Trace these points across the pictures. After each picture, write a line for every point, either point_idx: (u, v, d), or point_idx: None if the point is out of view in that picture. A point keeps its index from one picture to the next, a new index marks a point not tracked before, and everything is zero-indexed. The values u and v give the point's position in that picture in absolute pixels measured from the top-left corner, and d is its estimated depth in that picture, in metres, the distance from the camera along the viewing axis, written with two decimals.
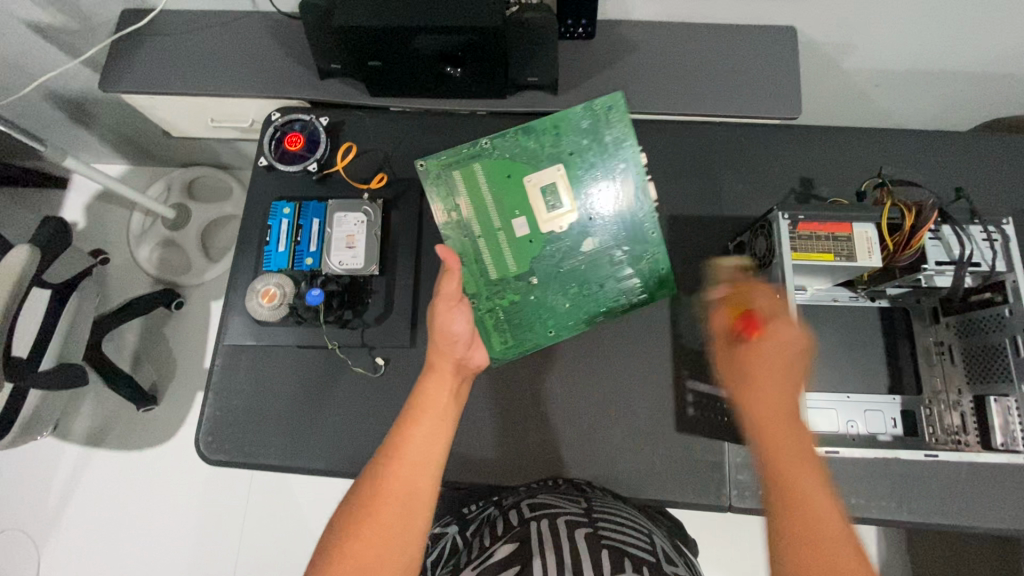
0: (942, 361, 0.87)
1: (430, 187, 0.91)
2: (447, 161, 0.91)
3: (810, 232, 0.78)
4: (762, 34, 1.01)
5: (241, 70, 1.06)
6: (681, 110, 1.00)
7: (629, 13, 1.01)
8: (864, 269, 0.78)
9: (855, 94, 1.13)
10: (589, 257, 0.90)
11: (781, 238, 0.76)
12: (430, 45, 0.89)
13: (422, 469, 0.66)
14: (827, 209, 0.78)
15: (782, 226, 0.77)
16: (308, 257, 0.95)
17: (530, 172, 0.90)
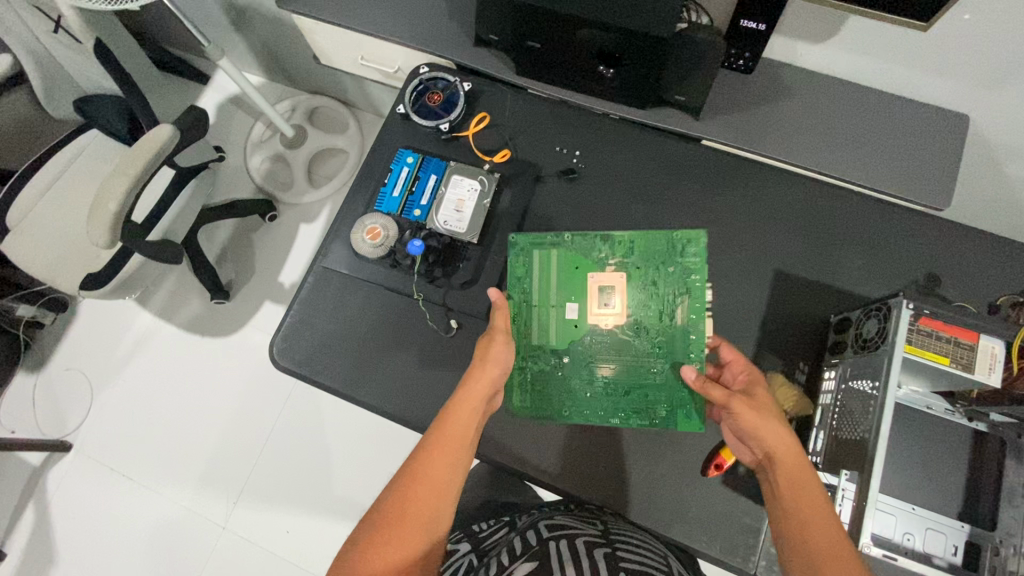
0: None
1: (512, 258, 0.95)
2: (533, 241, 0.95)
3: (930, 328, 0.73)
4: (927, 114, 0.98)
5: (406, 18, 1.11)
6: (819, 168, 0.97)
7: (796, 57, 1.01)
8: (975, 386, 0.73)
9: (1008, 203, 1.06)
10: (625, 361, 0.90)
11: (898, 326, 0.73)
12: (593, 40, 0.90)
13: (441, 495, 0.71)
14: (958, 311, 0.73)
15: (905, 315, 0.73)
16: (417, 209, 0.99)
17: (597, 272, 0.92)
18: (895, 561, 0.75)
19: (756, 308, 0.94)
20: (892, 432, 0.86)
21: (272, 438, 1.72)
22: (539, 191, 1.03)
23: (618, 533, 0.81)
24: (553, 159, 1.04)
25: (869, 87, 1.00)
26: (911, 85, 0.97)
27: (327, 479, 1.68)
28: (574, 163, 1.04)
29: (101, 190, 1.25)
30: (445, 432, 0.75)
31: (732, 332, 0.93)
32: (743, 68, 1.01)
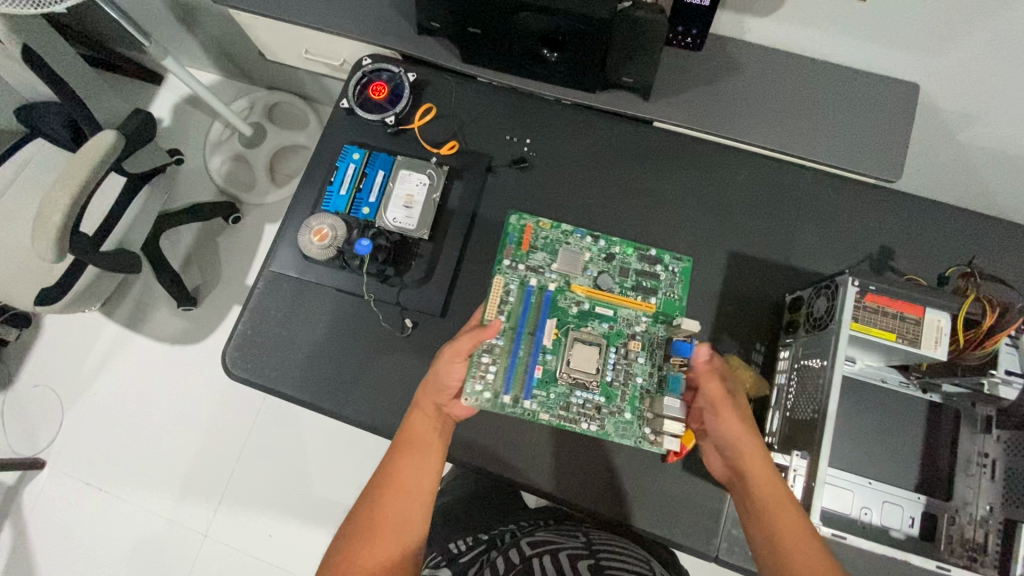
0: (981, 473, 0.80)
1: (478, 382, 0.86)
2: (487, 379, 0.86)
3: (875, 305, 0.73)
4: (877, 85, 0.97)
5: (345, 9, 1.07)
6: (769, 144, 0.96)
7: (744, 32, 0.99)
8: (922, 359, 0.72)
9: (961, 169, 1.06)
10: (608, 391, 0.86)
11: (844, 304, 0.71)
12: (533, 24, 0.87)
13: (414, 493, 0.74)
14: (902, 286, 0.72)
15: (850, 292, 0.72)
16: (366, 206, 0.97)
17: (536, 322, 0.88)
18: (843, 539, 0.74)
19: (712, 291, 0.93)
20: (850, 409, 0.86)
21: (249, 443, 1.71)
22: (490, 183, 1.01)
23: (601, 548, 0.81)
24: (503, 148, 1.02)
25: (818, 60, 0.99)
26: (860, 55, 0.95)
27: (307, 481, 1.67)
28: (525, 152, 1.02)
29: (46, 202, 1.21)
30: (409, 441, 0.79)
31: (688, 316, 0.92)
32: (690, 46, 0.99)
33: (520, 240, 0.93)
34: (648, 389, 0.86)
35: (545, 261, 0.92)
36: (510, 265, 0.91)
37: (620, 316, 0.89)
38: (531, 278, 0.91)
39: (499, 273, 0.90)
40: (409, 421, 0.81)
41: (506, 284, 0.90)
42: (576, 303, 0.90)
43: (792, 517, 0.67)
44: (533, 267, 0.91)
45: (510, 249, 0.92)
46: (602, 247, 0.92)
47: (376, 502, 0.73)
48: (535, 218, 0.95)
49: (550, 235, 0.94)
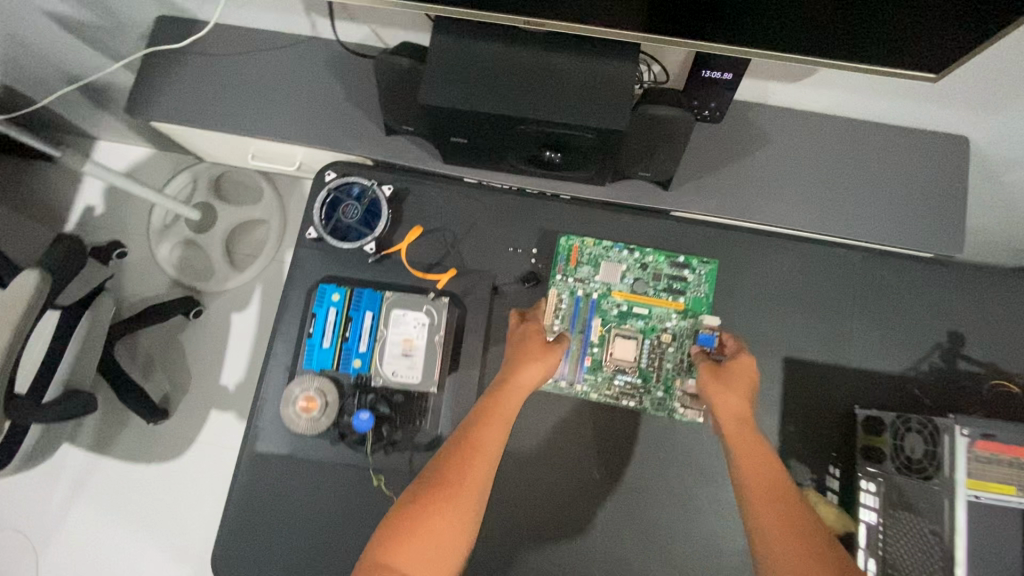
0: None
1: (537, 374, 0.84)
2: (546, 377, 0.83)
3: (990, 452, 0.62)
4: (921, 143, 0.86)
5: (297, 112, 0.90)
6: (810, 227, 0.84)
7: (767, 96, 0.85)
8: None
9: (1006, 211, 0.97)
10: (648, 376, 0.83)
11: (956, 459, 0.61)
12: (533, 134, 0.72)
13: (489, 460, 0.68)
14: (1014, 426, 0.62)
15: (960, 443, 0.61)
16: (356, 358, 0.81)
17: (585, 323, 0.84)
18: None
19: (770, 406, 0.82)
20: None
21: None
22: (499, 307, 0.86)
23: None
24: (507, 262, 0.87)
25: (853, 120, 0.87)
26: (904, 113, 0.83)
27: None
28: (534, 264, 0.87)
29: None
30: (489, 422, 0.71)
31: None
32: (709, 118, 0.85)
33: (571, 257, 0.85)
34: (681, 371, 0.82)
35: (593, 273, 0.85)
36: (562, 278, 0.85)
37: (655, 315, 0.83)
38: (581, 289, 0.85)
39: (553, 286, 0.85)
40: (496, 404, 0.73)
41: (559, 296, 0.85)
42: (621, 306, 0.84)
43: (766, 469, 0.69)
44: (585, 279, 0.85)
45: (559, 265, 0.85)
46: (639, 256, 0.84)
47: (451, 461, 0.67)
48: (581, 233, 0.87)
49: (600, 250, 0.85)
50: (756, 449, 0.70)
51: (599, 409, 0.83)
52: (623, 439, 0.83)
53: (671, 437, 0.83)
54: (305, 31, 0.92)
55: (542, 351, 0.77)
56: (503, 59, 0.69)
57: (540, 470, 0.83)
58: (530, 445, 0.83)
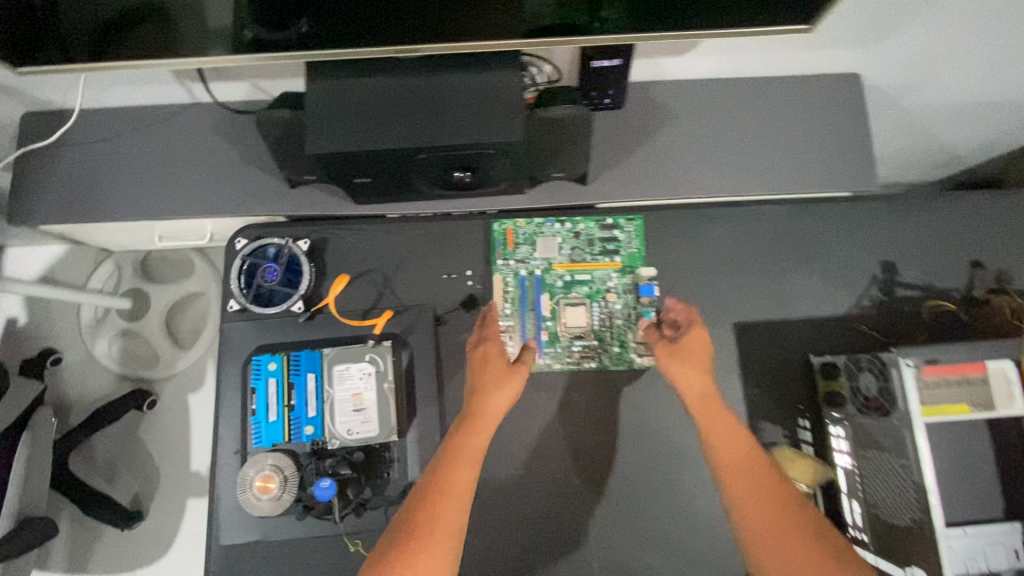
0: None
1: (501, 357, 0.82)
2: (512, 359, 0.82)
3: (938, 377, 0.63)
4: (816, 86, 0.87)
5: (194, 183, 0.86)
6: (732, 190, 0.85)
7: (663, 72, 0.86)
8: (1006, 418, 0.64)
9: (914, 129, 1.01)
10: (604, 334, 0.82)
11: (908, 391, 0.62)
12: (434, 159, 0.70)
13: (463, 504, 0.63)
14: (949, 346, 0.64)
15: (910, 375, 0.62)
16: (308, 424, 0.78)
17: (536, 300, 0.83)
18: None
19: (733, 373, 0.81)
20: None
21: None
22: (445, 338, 0.83)
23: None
24: (444, 289, 0.84)
25: (750, 77, 0.88)
26: (795, 62, 0.85)
27: None
28: (471, 287, 0.84)
29: None
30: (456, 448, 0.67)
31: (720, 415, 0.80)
32: (613, 107, 0.85)
33: (509, 241, 0.84)
34: (632, 323, 0.82)
35: (532, 251, 0.84)
36: (503, 262, 0.83)
37: (598, 278, 0.83)
38: (524, 269, 0.83)
39: (496, 273, 0.83)
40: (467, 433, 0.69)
41: (505, 281, 0.83)
42: (566, 277, 0.83)
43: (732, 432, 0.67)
44: (527, 260, 0.83)
45: (498, 251, 0.84)
46: (571, 225, 0.84)
47: (420, 508, 0.62)
48: (512, 216, 0.85)
49: (536, 228, 0.85)
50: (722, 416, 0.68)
51: (568, 418, 0.81)
52: (598, 439, 0.81)
53: (645, 428, 0.81)
54: (183, 99, 0.87)
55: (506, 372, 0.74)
56: (387, 89, 0.67)
57: (524, 494, 0.80)
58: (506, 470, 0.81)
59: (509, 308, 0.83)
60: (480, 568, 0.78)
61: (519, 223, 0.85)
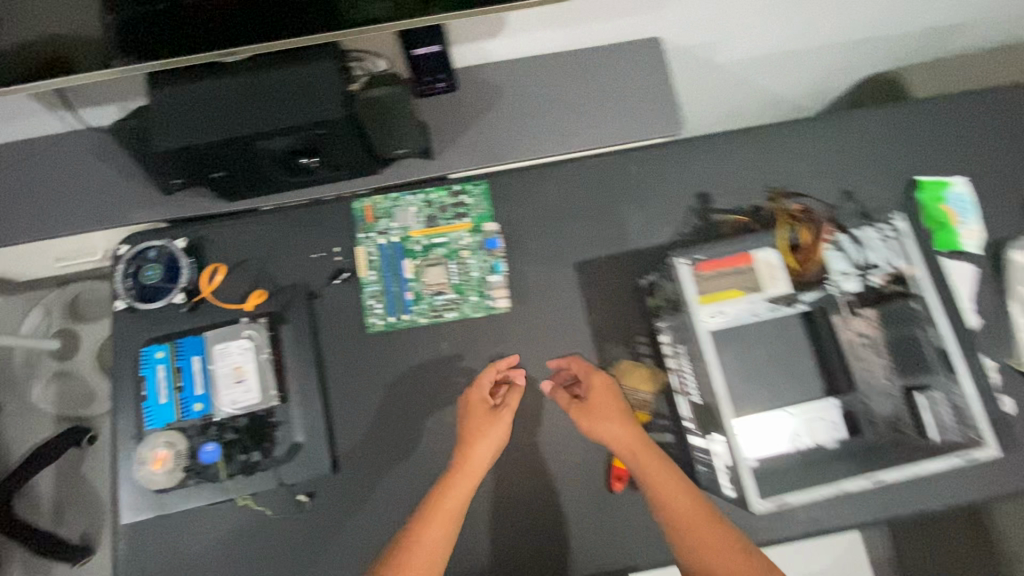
0: (867, 351, 0.85)
1: (373, 320, 0.91)
2: (384, 319, 0.91)
3: (712, 271, 0.81)
4: (626, 51, 1.00)
5: (74, 201, 0.93)
6: (561, 149, 0.96)
7: (488, 56, 0.97)
8: (773, 296, 0.82)
9: (737, 81, 1.16)
10: (463, 287, 0.92)
11: (684, 281, 0.79)
12: (276, 146, 0.80)
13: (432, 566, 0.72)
14: (724, 246, 0.82)
15: (685, 269, 0.80)
16: (197, 402, 0.85)
17: (399, 264, 0.92)
18: (786, 503, 0.79)
19: (578, 307, 0.92)
20: None
21: None
22: (320, 311, 0.91)
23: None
24: (314, 267, 0.93)
25: (568, 51, 1.00)
26: (601, 34, 0.97)
27: None
28: (340, 262, 0.92)
29: None
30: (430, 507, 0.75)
31: (570, 344, 0.91)
32: (450, 90, 0.96)
33: (368, 216, 0.93)
34: (486, 274, 0.92)
35: (390, 222, 0.93)
36: (365, 235, 0.93)
37: (453, 240, 0.93)
38: (384, 239, 0.92)
39: (359, 245, 0.92)
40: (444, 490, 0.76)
41: (369, 252, 0.92)
42: (424, 242, 0.93)
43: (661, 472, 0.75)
44: (387, 231, 0.93)
45: (360, 226, 0.93)
46: (424, 196, 0.94)
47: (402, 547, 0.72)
48: (371, 195, 0.95)
49: (392, 202, 0.94)
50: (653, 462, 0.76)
51: (436, 367, 0.90)
52: (465, 381, 0.90)
53: None
54: (60, 128, 0.95)
55: (479, 413, 0.82)
56: (220, 92, 0.76)
57: (402, 440, 0.88)
58: (384, 420, 0.89)
59: (375, 274, 0.92)
60: (370, 509, 0.86)
61: (375, 200, 0.94)
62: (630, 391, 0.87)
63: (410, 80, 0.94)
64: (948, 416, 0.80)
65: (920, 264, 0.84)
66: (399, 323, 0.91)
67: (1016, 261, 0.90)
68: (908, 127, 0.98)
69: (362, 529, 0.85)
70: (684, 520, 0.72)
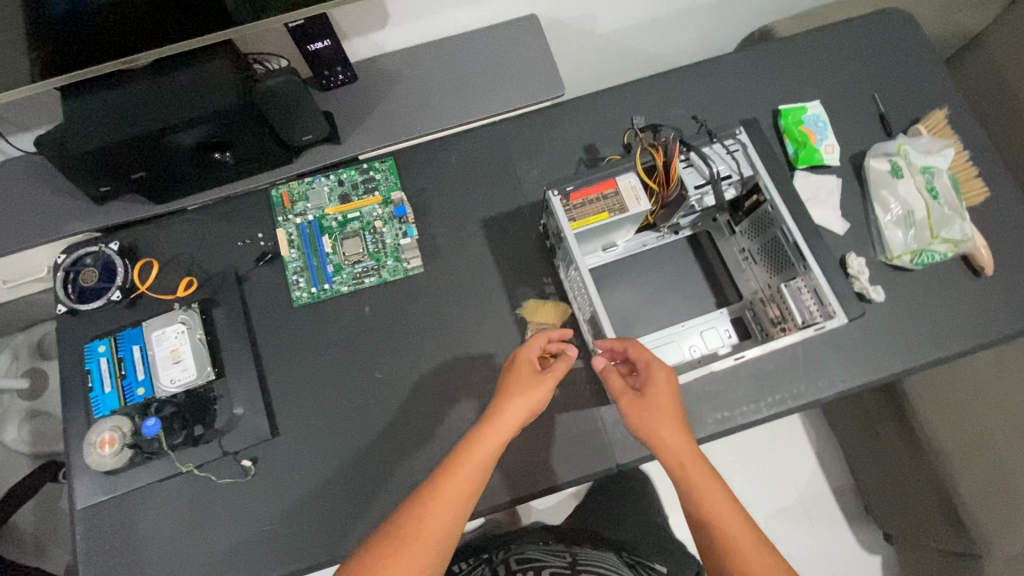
0: (749, 263, 0.99)
1: (298, 293, 0.98)
2: (309, 291, 0.98)
3: (582, 199, 0.93)
4: (508, 29, 1.10)
5: (14, 220, 1.01)
6: (456, 120, 1.05)
7: (381, 47, 1.07)
8: (640, 214, 0.92)
9: (624, 48, 1.28)
10: (378, 253, 0.99)
11: (556, 211, 0.91)
12: (185, 140, 0.88)
13: (441, 522, 0.71)
14: (591, 175, 0.92)
15: (556, 202, 0.91)
16: (139, 386, 0.91)
17: (317, 239, 1.00)
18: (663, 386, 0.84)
19: (487, 260, 1.01)
20: (630, 283, 1.03)
21: None
22: (249, 292, 0.99)
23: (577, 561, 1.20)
24: (242, 253, 1.01)
25: (455, 36, 1.10)
26: (482, 17, 1.08)
27: None
28: (264, 246, 1.01)
29: None
30: (455, 461, 0.75)
31: (483, 292, 0.99)
32: (351, 81, 1.06)
33: (285, 201, 1.02)
34: (399, 240, 1.00)
35: (306, 205, 1.02)
36: (284, 218, 1.01)
37: (366, 213, 1.01)
38: (301, 220, 1.01)
39: (279, 227, 1.00)
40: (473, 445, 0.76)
41: (289, 233, 1.00)
42: (339, 219, 1.01)
43: (705, 474, 0.72)
44: (304, 212, 1.01)
45: (278, 211, 1.02)
46: (336, 177, 1.03)
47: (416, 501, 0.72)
48: (288, 182, 1.04)
49: (307, 187, 1.03)
50: (699, 466, 0.73)
51: (362, 328, 0.97)
52: (389, 337, 0.97)
53: (426, 320, 0.98)
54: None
55: (526, 390, 0.80)
56: (135, 98, 0.85)
57: (336, 399, 0.95)
58: (318, 382, 0.95)
59: (296, 252, 1.00)
60: (311, 464, 0.92)
61: (290, 186, 1.03)
62: (537, 324, 0.97)
63: (311, 76, 1.05)
64: (811, 303, 0.86)
65: (761, 168, 0.91)
66: (322, 293, 0.98)
67: (871, 168, 0.98)
68: (768, 64, 1.09)
69: (302, 484, 0.91)
70: (725, 521, 0.70)
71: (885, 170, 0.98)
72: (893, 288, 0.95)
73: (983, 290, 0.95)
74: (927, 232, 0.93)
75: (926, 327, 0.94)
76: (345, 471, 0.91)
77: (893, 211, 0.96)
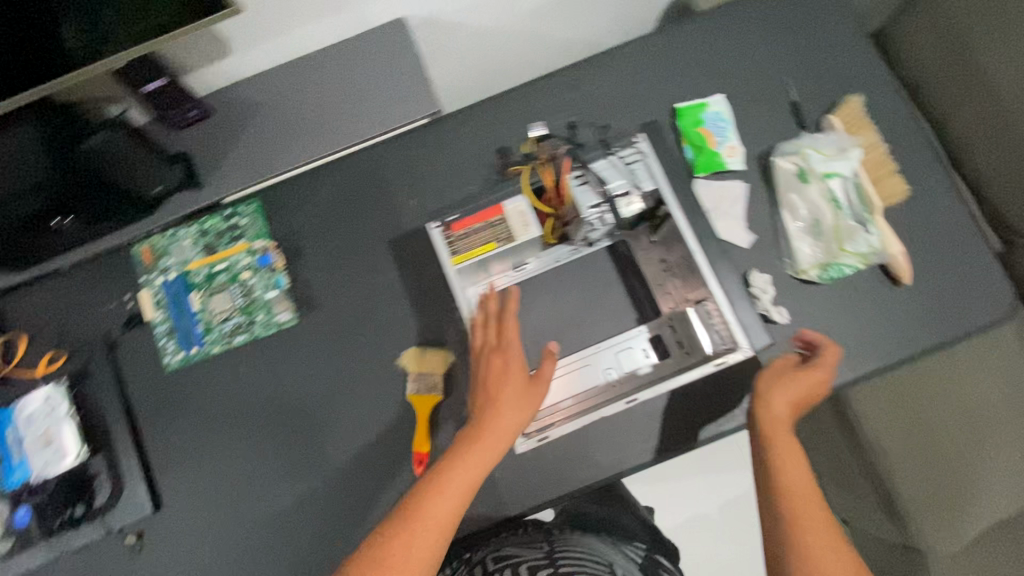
0: (668, 277, 0.88)
1: (168, 356, 0.93)
2: (179, 354, 0.93)
3: (464, 230, 0.90)
4: (374, 38, 0.98)
5: None
6: (322, 151, 0.95)
7: (234, 75, 0.97)
8: (530, 240, 0.89)
9: (523, 36, 1.14)
10: (249, 306, 0.94)
11: (438, 245, 0.89)
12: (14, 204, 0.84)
13: (440, 531, 0.68)
14: (472, 206, 0.91)
15: (437, 236, 0.89)
16: (14, 470, 0.86)
17: (184, 297, 0.94)
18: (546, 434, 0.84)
19: (366, 304, 0.94)
20: None
21: None
22: (122, 359, 0.95)
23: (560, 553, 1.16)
24: (109, 319, 0.95)
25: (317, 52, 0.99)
26: (342, 29, 0.96)
27: None
28: (131, 308, 0.95)
29: None
30: (459, 462, 0.72)
31: (363, 340, 0.92)
32: (204, 118, 0.97)
33: (147, 258, 0.95)
34: (268, 292, 0.94)
35: (169, 259, 0.95)
36: (147, 277, 0.95)
37: (232, 264, 0.95)
38: (164, 277, 0.95)
39: (144, 288, 0.94)
40: (475, 449, 0.73)
41: (154, 293, 0.94)
42: (204, 272, 0.95)
43: (801, 470, 0.70)
44: (167, 268, 0.95)
45: (141, 269, 0.95)
46: (199, 227, 0.96)
47: (417, 501, 0.69)
48: (148, 237, 0.96)
49: (168, 240, 0.96)
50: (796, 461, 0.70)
51: (239, 389, 0.93)
52: (268, 397, 0.92)
53: (305, 375, 0.92)
54: None
55: (521, 399, 0.77)
56: None
57: (218, 465, 0.91)
58: (200, 449, 0.92)
59: (162, 312, 0.94)
60: (196, 534, 0.89)
61: (152, 241, 0.96)
62: (420, 375, 0.89)
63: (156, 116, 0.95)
64: (717, 321, 0.85)
65: (663, 182, 0.89)
66: (196, 356, 0.93)
67: (777, 169, 0.88)
68: (669, 53, 0.96)
69: (189, 557, 0.89)
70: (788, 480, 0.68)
71: (790, 172, 0.87)
72: (802, 307, 0.86)
73: (901, 301, 0.86)
74: (834, 244, 0.84)
75: (837, 347, 0.85)
76: (231, 539, 0.89)
77: (801, 218, 0.87)
